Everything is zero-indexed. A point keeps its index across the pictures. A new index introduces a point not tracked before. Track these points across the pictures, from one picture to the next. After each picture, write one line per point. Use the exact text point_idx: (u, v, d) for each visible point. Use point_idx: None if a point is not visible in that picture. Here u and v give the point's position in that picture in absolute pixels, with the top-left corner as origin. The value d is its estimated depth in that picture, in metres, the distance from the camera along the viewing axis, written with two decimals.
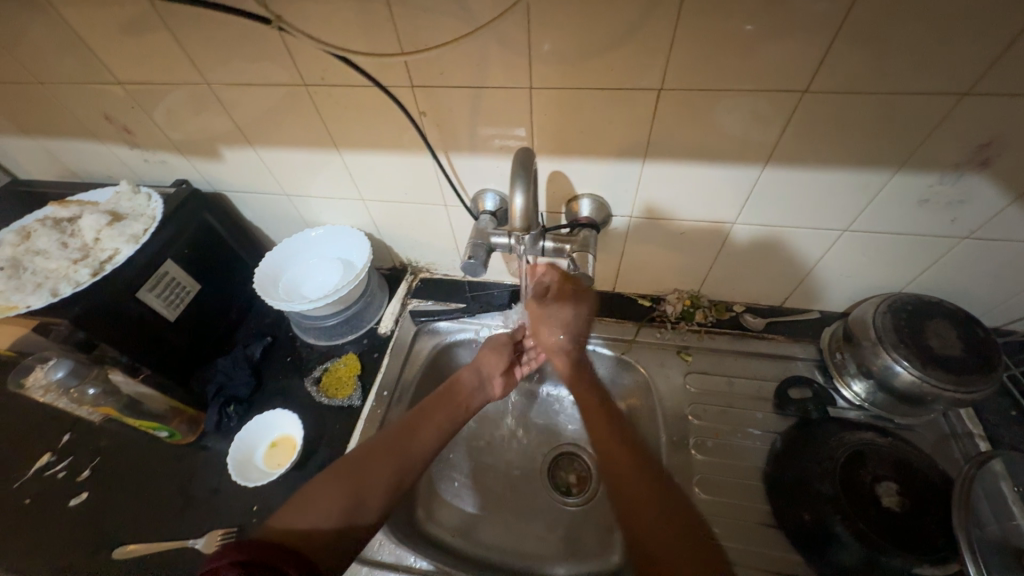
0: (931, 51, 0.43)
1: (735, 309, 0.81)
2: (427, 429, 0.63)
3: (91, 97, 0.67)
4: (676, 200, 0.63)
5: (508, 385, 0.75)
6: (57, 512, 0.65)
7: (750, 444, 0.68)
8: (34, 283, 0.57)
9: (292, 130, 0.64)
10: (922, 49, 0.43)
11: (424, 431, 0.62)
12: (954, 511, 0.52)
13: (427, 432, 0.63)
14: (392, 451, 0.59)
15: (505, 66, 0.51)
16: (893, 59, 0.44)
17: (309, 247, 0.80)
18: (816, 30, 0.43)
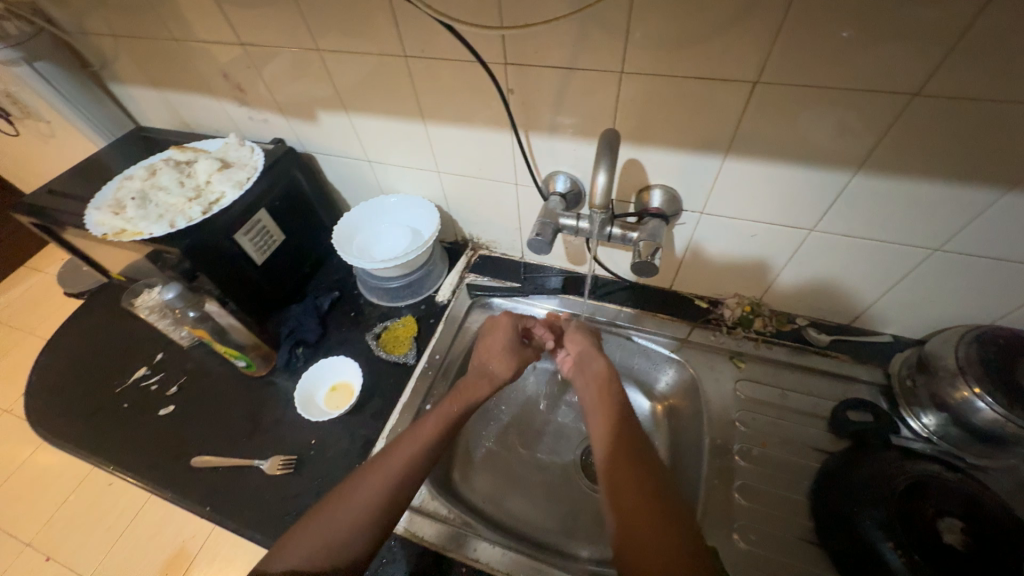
0: None
1: (798, 322, 0.77)
2: (420, 435, 0.61)
3: (213, 55, 0.74)
4: (752, 200, 0.62)
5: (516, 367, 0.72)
6: (148, 417, 0.74)
7: (799, 459, 0.66)
8: (157, 214, 0.66)
9: (385, 97, 0.69)
10: None
11: (417, 443, 0.59)
12: None
13: (415, 442, 0.60)
14: (387, 467, 0.57)
15: (599, 48, 0.52)
16: None
17: (383, 212, 0.85)
18: (940, 28, 0.41)
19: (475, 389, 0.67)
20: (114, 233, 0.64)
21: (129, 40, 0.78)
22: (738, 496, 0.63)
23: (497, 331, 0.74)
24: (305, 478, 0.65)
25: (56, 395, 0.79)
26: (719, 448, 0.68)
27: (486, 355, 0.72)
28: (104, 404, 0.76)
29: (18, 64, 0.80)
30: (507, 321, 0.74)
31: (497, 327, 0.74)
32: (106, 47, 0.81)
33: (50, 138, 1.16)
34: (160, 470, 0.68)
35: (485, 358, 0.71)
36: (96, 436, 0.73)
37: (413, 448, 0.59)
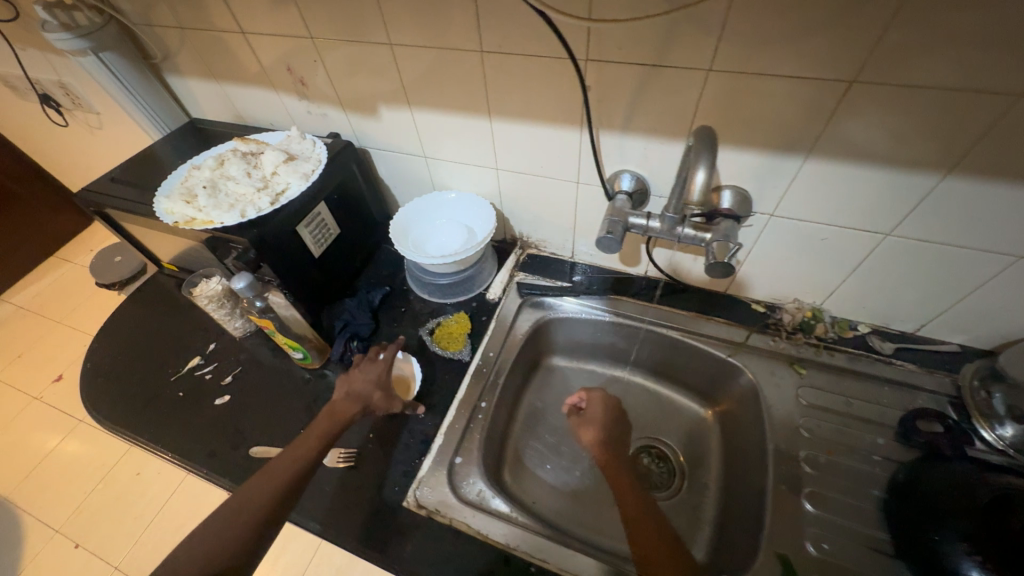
0: None
1: (860, 329, 0.76)
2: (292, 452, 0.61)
3: (280, 49, 0.75)
4: (827, 203, 0.61)
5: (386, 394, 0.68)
6: (205, 406, 0.75)
7: (866, 467, 0.65)
8: (228, 203, 0.66)
9: (451, 94, 0.69)
10: None
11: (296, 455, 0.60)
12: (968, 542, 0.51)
13: (294, 454, 0.60)
14: (270, 477, 0.58)
15: (689, 46, 0.51)
16: None
17: (437, 209, 0.86)
18: None
19: (344, 411, 0.65)
20: (185, 221, 0.65)
21: (195, 33, 0.79)
22: (806, 503, 0.62)
23: (358, 364, 0.70)
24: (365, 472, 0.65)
25: (111, 381, 0.79)
26: (784, 453, 0.66)
27: (348, 382, 0.68)
28: (160, 392, 0.77)
29: (85, 54, 0.79)
30: (368, 356, 0.71)
31: (365, 361, 0.71)
32: (170, 39, 0.82)
33: (98, 130, 1.18)
34: (217, 460, 0.68)
35: (347, 385, 0.67)
36: (152, 423, 0.73)
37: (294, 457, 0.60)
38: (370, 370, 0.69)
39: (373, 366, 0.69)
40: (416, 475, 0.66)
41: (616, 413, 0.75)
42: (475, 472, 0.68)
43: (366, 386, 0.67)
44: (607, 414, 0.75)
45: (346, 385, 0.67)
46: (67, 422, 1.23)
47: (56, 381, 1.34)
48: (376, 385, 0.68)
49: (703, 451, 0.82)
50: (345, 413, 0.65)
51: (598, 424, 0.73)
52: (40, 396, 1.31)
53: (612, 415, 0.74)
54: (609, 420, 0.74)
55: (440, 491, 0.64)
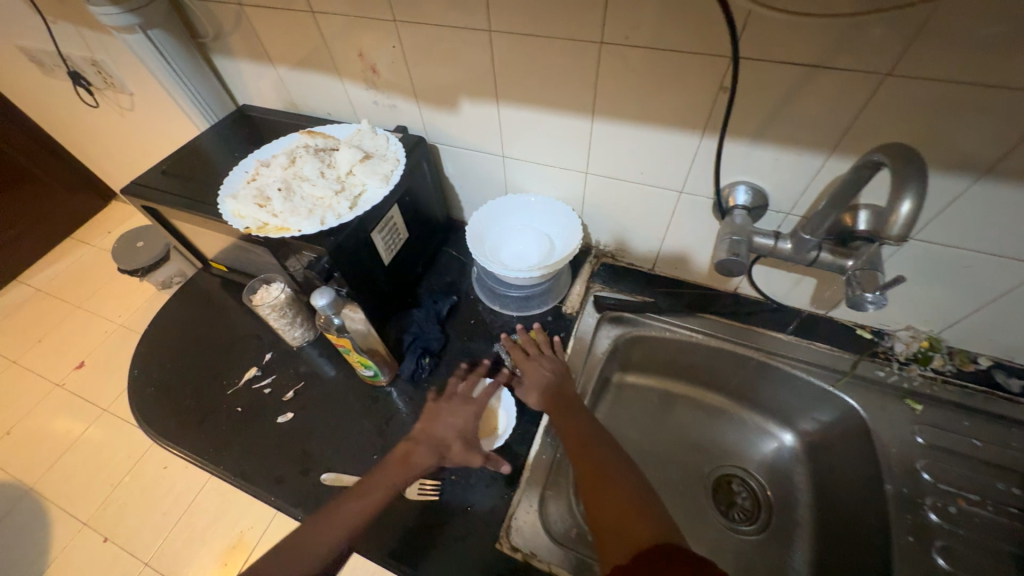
0: None
1: (982, 363, 0.69)
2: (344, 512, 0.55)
3: (353, 31, 0.67)
4: (986, 230, 0.54)
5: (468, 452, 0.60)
6: (267, 424, 0.69)
7: (997, 519, 0.59)
8: (306, 208, 0.60)
9: (550, 89, 0.62)
10: None
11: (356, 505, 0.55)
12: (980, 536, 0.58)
13: (357, 504, 0.55)
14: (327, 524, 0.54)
15: (872, 47, 0.44)
16: None
17: (513, 213, 0.79)
18: None
19: (419, 460, 0.59)
20: (258, 227, 0.58)
21: (254, 10, 0.70)
22: (938, 558, 0.57)
23: (450, 404, 0.65)
24: (453, 506, 0.60)
25: (163, 391, 0.74)
26: (906, 499, 0.61)
27: (431, 422, 0.63)
28: (217, 405, 0.72)
29: (132, 31, 0.71)
30: (453, 403, 0.65)
31: (449, 407, 0.65)
32: (224, 16, 0.74)
33: (130, 112, 1.10)
34: (286, 486, 0.63)
35: (430, 425, 0.62)
36: (211, 441, 0.68)
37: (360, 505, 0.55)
38: (457, 415, 0.64)
39: (462, 410, 0.64)
40: (508, 507, 0.60)
41: (555, 359, 0.71)
42: (565, 506, 0.64)
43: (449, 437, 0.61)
44: (546, 357, 0.70)
45: (430, 427, 0.62)
46: (92, 412, 1.18)
47: (78, 368, 1.28)
48: (459, 431, 0.62)
49: (791, 484, 0.76)
50: (421, 462, 0.58)
51: (533, 369, 0.69)
52: (63, 383, 1.26)
53: (548, 359, 0.70)
54: (547, 364, 0.69)
55: (536, 531, 0.58)
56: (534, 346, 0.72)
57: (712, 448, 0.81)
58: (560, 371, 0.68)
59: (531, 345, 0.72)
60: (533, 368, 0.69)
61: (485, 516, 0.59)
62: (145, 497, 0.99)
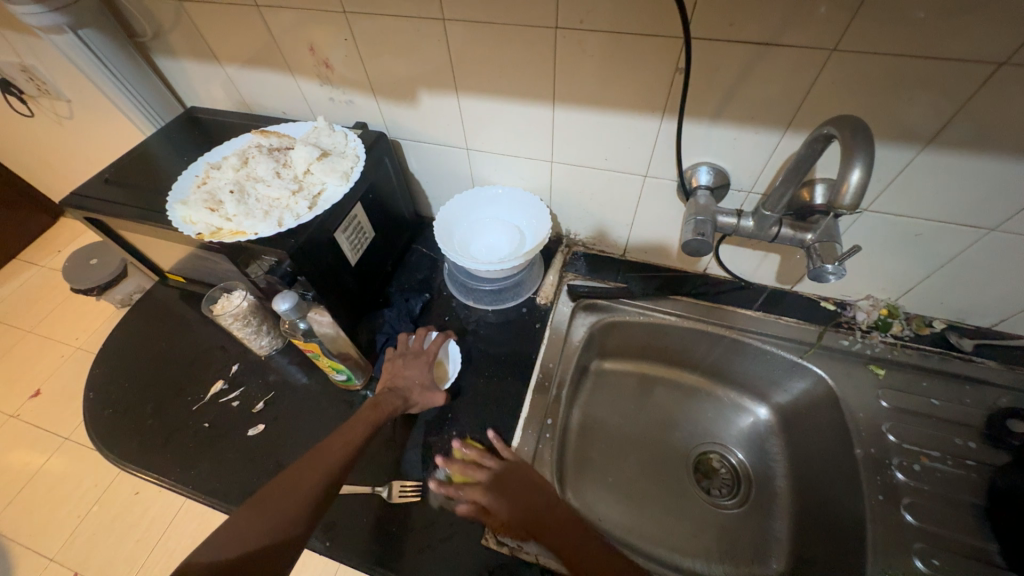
0: None
1: (936, 326, 0.73)
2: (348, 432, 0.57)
3: (301, 25, 0.64)
4: (932, 197, 0.56)
5: (431, 397, 0.64)
6: (238, 438, 0.66)
7: (960, 472, 0.62)
8: (261, 210, 0.57)
9: (509, 76, 0.61)
10: None
11: (318, 468, 0.53)
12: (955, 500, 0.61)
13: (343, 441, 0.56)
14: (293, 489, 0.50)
15: (818, 22, 0.45)
16: None
17: (482, 206, 0.78)
18: None
19: (388, 402, 0.61)
20: (210, 232, 0.56)
21: (193, 6, 0.67)
22: (907, 515, 0.60)
23: (404, 360, 0.67)
24: (435, 507, 0.59)
25: (122, 413, 0.70)
26: (875, 461, 0.64)
27: (392, 376, 0.65)
28: (182, 424, 0.68)
29: (61, 32, 0.66)
30: (404, 354, 0.67)
31: (402, 360, 0.67)
32: (162, 13, 0.70)
33: (68, 120, 1.03)
34: None
35: (391, 380, 0.64)
36: (178, 461, 0.65)
37: (323, 466, 0.53)
38: (413, 368, 0.66)
39: (415, 363, 0.66)
40: None
41: (503, 474, 0.58)
42: None
43: (414, 384, 0.64)
44: (497, 476, 0.58)
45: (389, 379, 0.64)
46: (52, 442, 1.12)
47: (34, 397, 1.20)
48: (420, 381, 0.65)
49: (768, 455, 0.78)
50: (390, 406, 0.61)
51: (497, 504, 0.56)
52: (17, 414, 1.18)
53: (500, 477, 0.58)
54: (502, 489, 0.57)
55: None
56: (479, 473, 0.59)
57: (692, 427, 0.82)
58: (517, 486, 0.57)
59: (473, 470, 0.59)
60: (494, 501, 0.56)
61: (470, 513, 0.59)
62: (114, 525, 0.94)
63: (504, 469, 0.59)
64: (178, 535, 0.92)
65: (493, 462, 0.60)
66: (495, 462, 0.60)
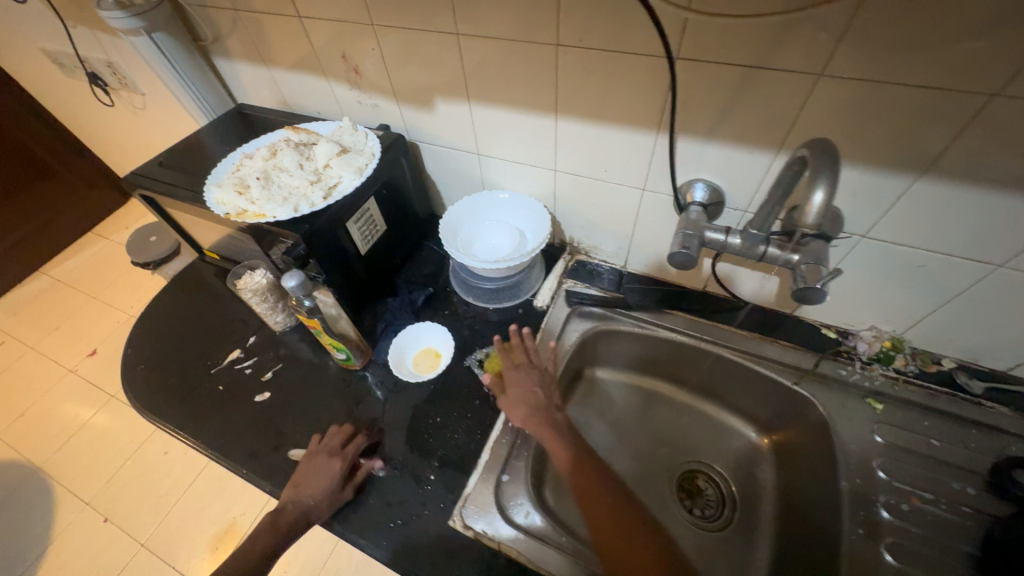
0: None
1: (946, 364, 0.69)
2: (318, 475, 0.61)
3: (335, 35, 0.71)
4: (931, 227, 0.55)
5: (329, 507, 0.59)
6: (245, 402, 0.73)
7: (956, 522, 0.59)
8: (281, 197, 0.63)
9: (516, 89, 0.65)
10: None
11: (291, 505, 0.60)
12: (948, 552, 0.57)
13: (310, 483, 0.61)
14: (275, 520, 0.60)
15: (802, 48, 0.46)
16: None
17: (490, 209, 0.82)
18: None
19: (288, 514, 0.59)
20: (237, 213, 0.63)
21: (248, 15, 0.76)
22: (887, 555, 0.57)
23: (313, 461, 0.63)
24: (409, 485, 0.63)
25: (152, 369, 0.78)
26: (859, 498, 0.61)
27: (298, 484, 0.61)
28: (200, 384, 0.76)
29: (137, 34, 0.77)
30: (318, 456, 0.63)
31: (314, 462, 0.63)
32: (221, 21, 0.79)
33: (143, 111, 1.16)
34: (258, 460, 0.66)
35: (295, 490, 0.61)
36: (192, 416, 0.72)
37: (290, 512, 0.59)
38: (326, 470, 0.61)
39: (323, 468, 0.61)
40: (463, 491, 0.62)
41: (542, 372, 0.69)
42: (522, 492, 0.63)
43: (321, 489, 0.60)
44: (533, 369, 0.68)
45: (292, 489, 0.61)
46: (100, 397, 1.24)
47: (91, 356, 1.35)
48: (326, 486, 0.60)
49: (755, 480, 0.76)
50: (288, 523, 0.59)
51: (523, 390, 0.66)
52: (74, 368, 1.32)
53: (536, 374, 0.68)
54: (535, 378, 0.68)
55: (491, 513, 0.60)
56: (523, 358, 0.69)
57: (681, 444, 0.82)
58: (548, 387, 0.68)
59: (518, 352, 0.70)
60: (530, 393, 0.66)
61: (440, 495, 0.62)
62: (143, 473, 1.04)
63: (545, 370, 0.70)
64: (194, 494, 1.01)
65: (536, 360, 0.70)
66: (536, 361, 0.70)
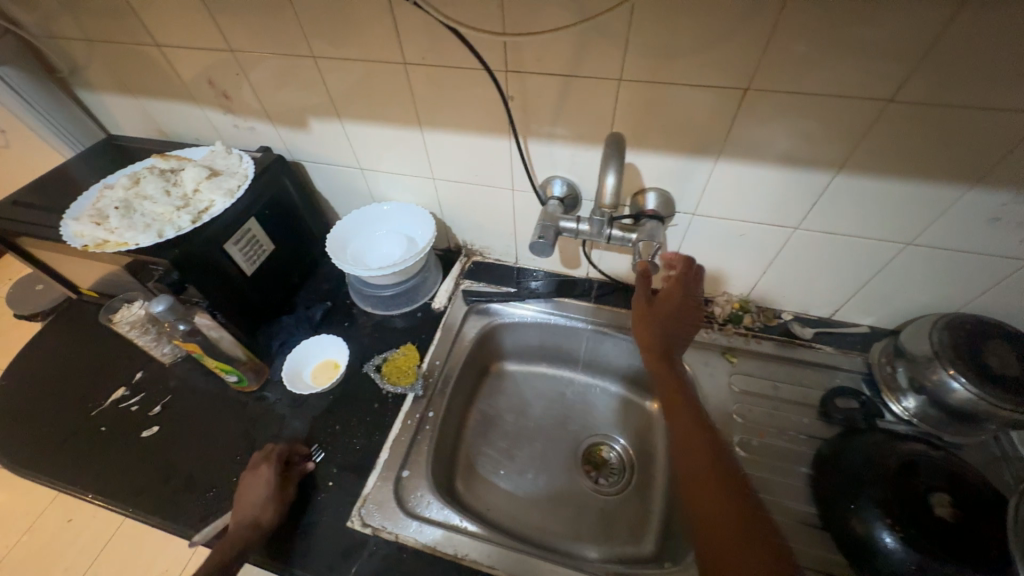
0: (1000, 82, 0.45)
1: (784, 317, 0.81)
2: (251, 488, 0.60)
3: (197, 62, 0.72)
4: (739, 201, 0.66)
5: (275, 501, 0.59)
6: (132, 439, 0.70)
7: (796, 448, 0.69)
8: (143, 223, 0.63)
9: (380, 105, 0.69)
10: (1001, 76, 0.45)
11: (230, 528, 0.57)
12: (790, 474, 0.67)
13: (244, 500, 0.59)
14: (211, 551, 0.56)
15: (601, 58, 0.54)
16: (972, 84, 0.46)
17: (378, 220, 0.85)
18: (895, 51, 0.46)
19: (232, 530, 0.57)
20: (95, 244, 0.61)
21: (104, 46, 0.75)
22: None
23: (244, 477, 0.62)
24: (309, 493, 0.64)
25: (24, 420, 0.73)
26: None
27: (235, 505, 0.60)
28: (79, 428, 0.72)
29: None
30: (249, 472, 0.63)
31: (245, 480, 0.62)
32: (77, 53, 0.77)
33: (4, 150, 1.08)
34: (147, 496, 0.64)
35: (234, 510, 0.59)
36: (71, 463, 0.68)
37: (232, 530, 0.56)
38: (257, 479, 0.61)
39: (254, 478, 0.61)
40: (362, 492, 0.64)
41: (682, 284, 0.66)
42: (423, 484, 0.66)
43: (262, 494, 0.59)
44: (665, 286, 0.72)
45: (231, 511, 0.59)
46: None
47: None
48: (262, 490, 0.60)
49: (648, 442, 0.84)
50: (233, 537, 0.56)
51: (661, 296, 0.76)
52: None
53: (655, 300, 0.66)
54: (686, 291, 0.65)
55: (390, 508, 0.62)
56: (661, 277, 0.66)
57: (584, 421, 0.88)
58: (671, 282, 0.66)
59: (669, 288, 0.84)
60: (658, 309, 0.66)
61: (341, 498, 0.63)
62: None
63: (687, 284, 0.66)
64: None
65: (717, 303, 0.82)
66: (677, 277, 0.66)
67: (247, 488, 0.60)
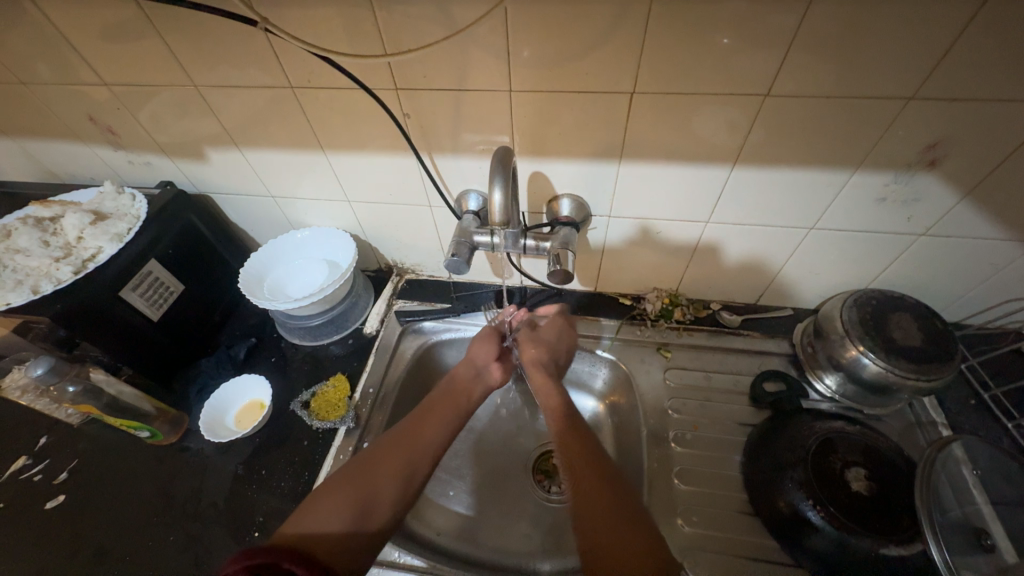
0: (863, 69, 0.47)
1: (712, 307, 0.83)
2: (434, 422, 0.66)
3: (72, 98, 0.67)
4: (650, 200, 0.66)
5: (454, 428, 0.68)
6: (33, 514, 0.64)
7: (728, 436, 0.70)
8: (14, 280, 0.58)
9: (277, 131, 0.66)
10: (861, 64, 0.47)
11: (402, 457, 0.60)
12: (725, 463, 0.68)
13: (433, 426, 0.65)
14: (380, 473, 0.58)
15: (487, 70, 0.53)
16: (836, 74, 0.48)
17: (296, 248, 0.82)
18: (761, 47, 0.47)
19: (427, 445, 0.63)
20: None
21: None
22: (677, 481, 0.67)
23: (438, 416, 0.67)
24: (231, 547, 0.59)
25: None
26: (656, 439, 0.71)
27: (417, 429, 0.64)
28: None
29: None
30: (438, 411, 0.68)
31: (430, 416, 0.67)
32: None
33: None
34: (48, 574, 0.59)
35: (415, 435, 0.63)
36: None
37: (408, 453, 0.61)
38: (448, 421, 0.67)
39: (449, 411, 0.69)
40: None
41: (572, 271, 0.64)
42: None
43: (440, 441, 0.65)
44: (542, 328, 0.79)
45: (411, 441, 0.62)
46: None
47: None
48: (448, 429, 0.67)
49: None
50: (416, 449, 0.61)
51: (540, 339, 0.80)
52: None
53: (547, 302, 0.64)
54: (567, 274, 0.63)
55: None
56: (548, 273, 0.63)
57: (531, 430, 0.87)
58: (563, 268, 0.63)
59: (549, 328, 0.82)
60: None
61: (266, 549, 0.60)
62: None
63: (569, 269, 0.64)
64: None
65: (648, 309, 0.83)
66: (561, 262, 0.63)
67: (423, 430, 0.64)
